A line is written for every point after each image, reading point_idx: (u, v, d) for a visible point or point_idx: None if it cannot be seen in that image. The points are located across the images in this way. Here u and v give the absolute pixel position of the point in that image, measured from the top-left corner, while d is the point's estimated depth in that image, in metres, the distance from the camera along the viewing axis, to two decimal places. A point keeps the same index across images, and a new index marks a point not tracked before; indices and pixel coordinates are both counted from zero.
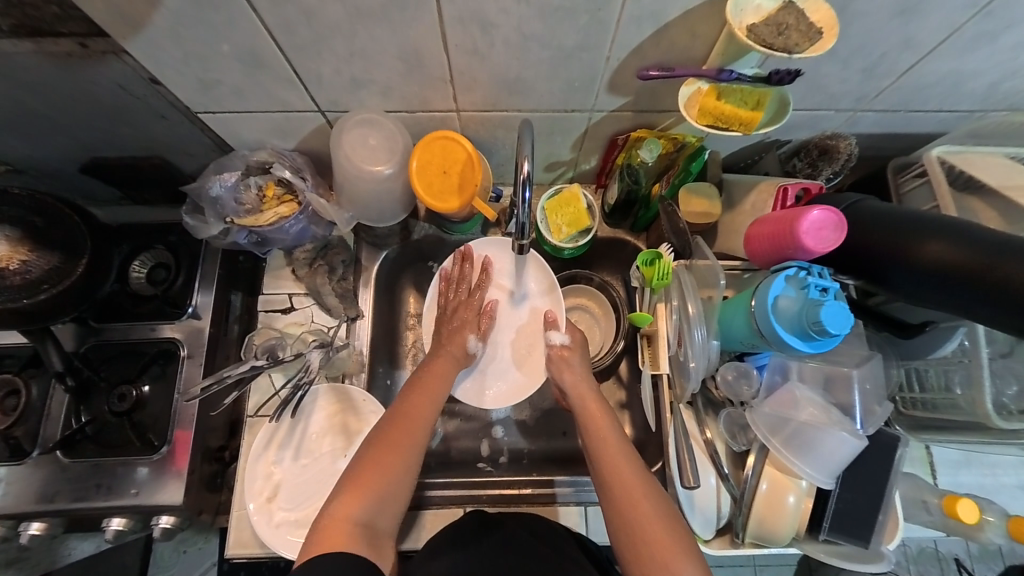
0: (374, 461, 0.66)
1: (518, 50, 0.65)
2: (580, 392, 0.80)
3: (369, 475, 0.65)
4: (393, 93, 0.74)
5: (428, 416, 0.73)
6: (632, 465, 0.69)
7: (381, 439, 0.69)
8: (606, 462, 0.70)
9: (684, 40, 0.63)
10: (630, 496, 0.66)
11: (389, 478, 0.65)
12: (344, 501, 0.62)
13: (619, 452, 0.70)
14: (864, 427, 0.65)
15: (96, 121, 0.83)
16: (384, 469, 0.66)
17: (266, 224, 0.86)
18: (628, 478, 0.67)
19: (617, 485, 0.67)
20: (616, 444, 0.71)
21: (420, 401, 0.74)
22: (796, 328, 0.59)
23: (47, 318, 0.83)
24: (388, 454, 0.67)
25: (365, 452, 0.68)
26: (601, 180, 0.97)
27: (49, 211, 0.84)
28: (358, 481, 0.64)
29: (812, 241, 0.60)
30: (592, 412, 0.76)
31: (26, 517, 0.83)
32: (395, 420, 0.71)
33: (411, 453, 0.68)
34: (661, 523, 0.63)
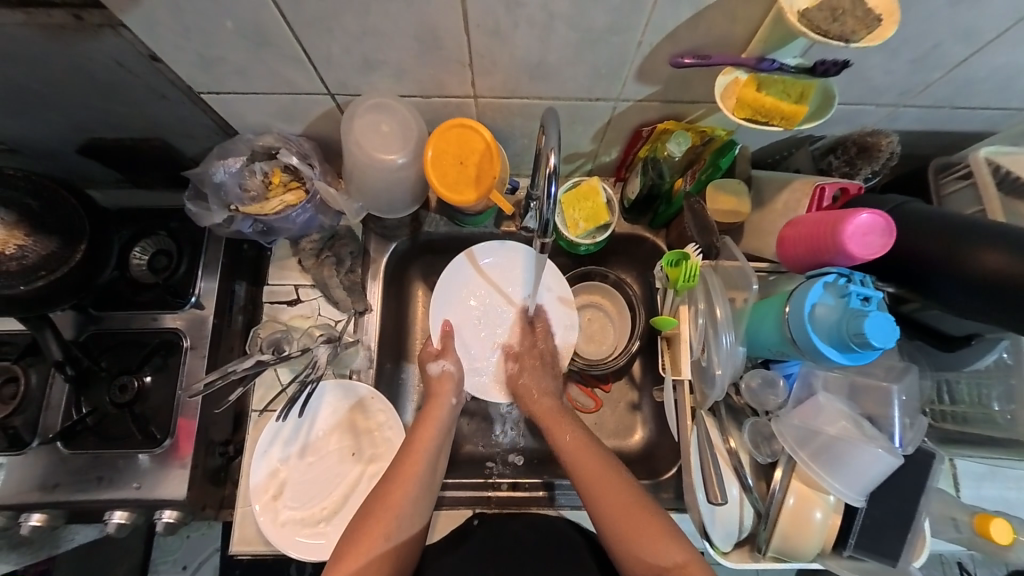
0: (372, 522, 0.69)
1: (543, 31, 0.61)
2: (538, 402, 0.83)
3: (371, 533, 0.68)
4: (406, 75, 0.70)
5: (420, 474, 0.74)
6: (603, 460, 0.73)
7: (379, 496, 0.72)
8: (578, 465, 0.73)
9: (723, 24, 0.59)
10: (597, 488, 0.71)
11: (391, 533, 0.69)
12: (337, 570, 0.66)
13: (584, 448, 0.75)
14: (903, 445, 0.62)
15: (94, 99, 0.79)
16: (376, 536, 0.68)
17: (272, 212, 0.83)
18: (599, 472, 0.72)
19: (591, 483, 0.71)
20: (580, 443, 0.76)
21: (411, 463, 0.75)
22: (834, 338, 0.55)
23: (44, 305, 0.80)
24: (385, 512, 0.70)
25: (365, 509, 0.72)
26: (621, 173, 0.93)
27: (45, 194, 0.81)
28: (354, 546, 0.67)
29: (856, 247, 0.56)
30: (548, 421, 0.80)
31: (25, 507, 0.81)
32: (392, 477, 0.73)
33: (405, 510, 0.71)
34: (636, 508, 0.68)
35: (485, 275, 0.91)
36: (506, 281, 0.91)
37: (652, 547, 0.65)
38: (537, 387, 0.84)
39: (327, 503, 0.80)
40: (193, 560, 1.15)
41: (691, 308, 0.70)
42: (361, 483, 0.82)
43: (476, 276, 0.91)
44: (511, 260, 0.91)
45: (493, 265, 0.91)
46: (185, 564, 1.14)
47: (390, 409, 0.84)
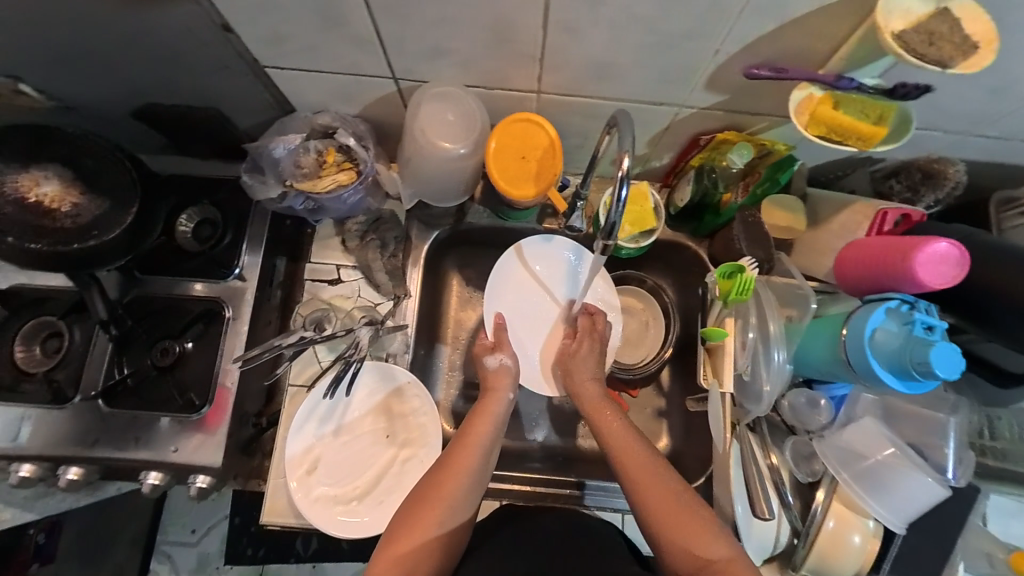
0: (423, 507, 0.66)
1: (622, 31, 0.60)
2: (589, 392, 0.80)
3: (424, 518, 0.65)
4: (474, 65, 0.70)
5: (474, 465, 0.70)
6: (646, 453, 0.69)
7: (431, 481, 0.69)
8: (620, 452, 0.70)
9: (805, 40, 0.58)
10: (640, 482, 0.66)
11: (444, 520, 0.66)
12: (386, 553, 0.62)
13: (627, 440, 0.71)
14: (956, 477, 0.63)
15: (157, 65, 0.79)
16: (428, 522, 0.65)
17: (324, 190, 0.83)
18: (642, 466, 0.68)
19: (632, 473, 0.67)
20: (623, 434, 0.72)
21: (467, 452, 0.71)
22: (894, 364, 0.57)
23: (91, 265, 0.82)
24: (438, 498, 0.67)
25: (419, 493, 0.68)
26: (669, 180, 0.92)
27: (100, 154, 0.82)
28: (406, 529, 0.64)
29: (926, 274, 0.57)
30: (597, 409, 0.77)
31: (65, 460, 0.83)
32: (445, 464, 0.70)
33: (457, 499, 0.67)
34: (681, 504, 0.63)
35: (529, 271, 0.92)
36: (552, 274, 0.92)
37: (694, 542, 0.60)
38: (588, 370, 0.82)
39: (360, 482, 0.82)
40: (200, 525, 1.17)
41: (739, 321, 0.70)
42: (393, 467, 0.84)
43: (523, 271, 0.92)
44: (560, 254, 0.92)
45: (538, 262, 0.92)
46: (193, 528, 1.17)
47: (425, 395, 0.85)
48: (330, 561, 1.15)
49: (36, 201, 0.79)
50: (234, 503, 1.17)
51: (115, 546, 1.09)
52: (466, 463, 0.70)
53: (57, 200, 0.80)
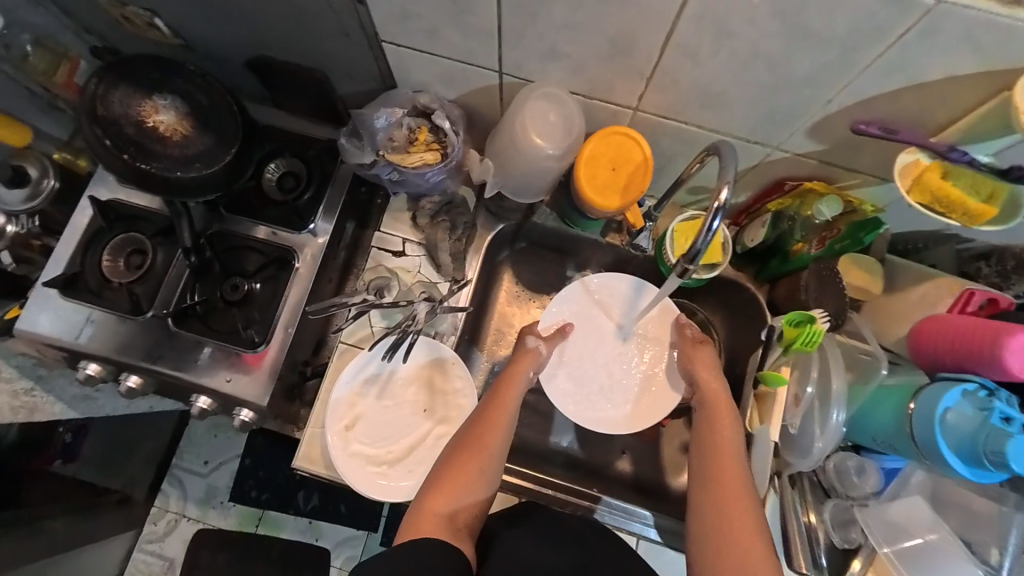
0: (456, 467, 0.71)
1: (740, 65, 0.61)
2: (713, 391, 0.77)
3: (463, 465, 0.71)
4: (583, 73, 0.72)
5: (507, 426, 0.75)
6: (741, 475, 0.66)
7: (461, 445, 0.73)
8: (717, 463, 0.68)
9: (927, 105, 0.58)
10: (724, 503, 0.64)
11: (483, 467, 0.72)
12: (434, 493, 0.69)
13: (733, 456, 0.68)
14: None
15: (283, 22, 0.84)
16: (468, 470, 0.71)
17: (411, 166, 0.87)
18: (734, 491, 0.64)
19: (721, 488, 0.65)
20: (734, 445, 0.69)
21: (500, 412, 0.76)
22: (965, 448, 0.56)
23: (188, 194, 0.88)
24: (470, 461, 0.71)
25: (458, 442, 0.74)
26: (740, 219, 0.92)
27: (217, 95, 0.89)
28: (449, 473, 0.71)
29: (1016, 363, 0.55)
30: (718, 413, 0.73)
31: (130, 368, 0.91)
32: (474, 429, 0.74)
33: (493, 453, 0.73)
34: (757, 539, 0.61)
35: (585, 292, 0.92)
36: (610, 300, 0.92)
37: None
38: (716, 371, 0.80)
39: (393, 448, 0.85)
40: (213, 458, 1.27)
41: (799, 372, 0.70)
42: (426, 441, 0.86)
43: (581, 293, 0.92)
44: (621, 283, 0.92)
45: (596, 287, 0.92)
46: (206, 459, 1.26)
47: (468, 378, 0.88)
48: (327, 522, 1.20)
49: (153, 126, 0.85)
50: (247, 445, 1.26)
51: (133, 460, 1.18)
52: (495, 431, 0.74)
53: (170, 129, 0.86)
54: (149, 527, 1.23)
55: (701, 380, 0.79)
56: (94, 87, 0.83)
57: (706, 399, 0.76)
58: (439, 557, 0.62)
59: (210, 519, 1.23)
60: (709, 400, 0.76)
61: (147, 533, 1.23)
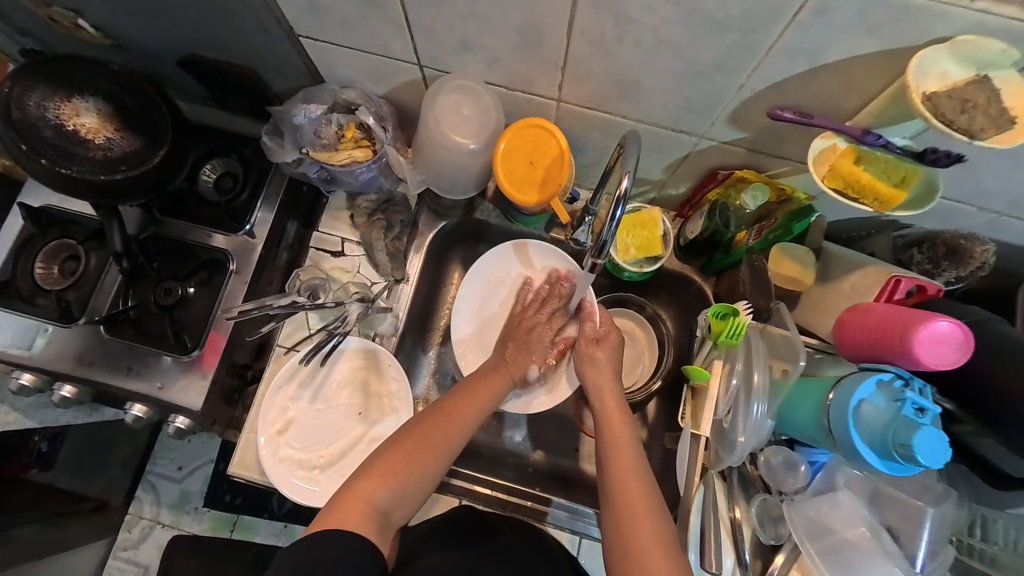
0: (400, 451, 0.67)
1: (648, 52, 0.59)
2: (604, 398, 0.78)
3: (405, 453, 0.67)
4: (498, 64, 0.69)
5: (469, 418, 0.74)
6: (646, 487, 0.66)
7: (413, 431, 0.70)
8: (617, 471, 0.68)
9: (837, 89, 0.56)
10: (631, 516, 0.64)
11: (434, 457, 0.69)
12: (368, 482, 0.64)
13: (632, 466, 0.68)
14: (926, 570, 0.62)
15: (201, 19, 0.81)
16: (412, 458, 0.67)
17: (339, 163, 0.85)
18: (639, 509, 0.64)
19: (623, 501, 0.65)
20: (631, 458, 0.69)
21: (466, 403, 0.75)
22: (877, 442, 0.54)
23: (117, 198, 0.85)
24: (420, 449, 0.68)
25: (405, 429, 0.70)
26: (683, 211, 0.90)
27: (141, 94, 0.86)
28: (388, 460, 0.66)
29: (926, 353, 0.53)
30: (613, 421, 0.74)
31: (61, 377, 0.89)
32: (435, 417, 0.72)
33: (453, 441, 0.71)
34: (664, 553, 0.60)
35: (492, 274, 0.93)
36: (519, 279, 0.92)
37: None
38: (604, 375, 0.80)
39: (325, 452, 0.84)
40: (187, 463, 1.20)
41: (726, 366, 0.68)
42: (361, 443, 0.85)
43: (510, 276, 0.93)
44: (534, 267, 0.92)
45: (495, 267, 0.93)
46: (180, 465, 1.19)
47: (403, 379, 0.86)
48: (302, 525, 1.13)
49: (74, 129, 0.83)
50: (222, 448, 1.20)
51: (109, 464, 1.14)
52: (455, 422, 0.72)
53: (93, 131, 0.84)
54: (123, 534, 1.17)
55: (596, 387, 0.79)
56: (7, 90, 0.80)
57: (601, 406, 0.77)
58: (350, 553, 0.56)
59: (183, 525, 1.16)
60: (603, 410, 0.76)
61: (120, 541, 1.16)
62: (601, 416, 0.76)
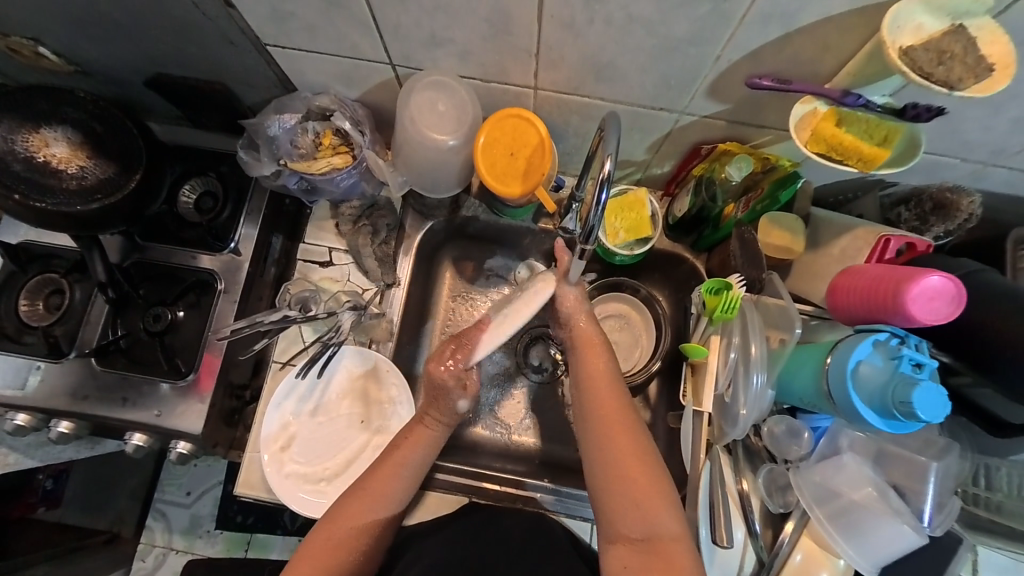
0: (336, 533, 0.65)
1: (621, 31, 0.58)
2: (580, 326, 0.75)
3: (342, 535, 0.65)
4: (471, 57, 0.68)
5: (400, 483, 0.70)
6: (623, 412, 0.67)
7: (347, 508, 0.67)
8: (595, 394, 0.70)
9: (812, 51, 0.56)
10: (607, 436, 0.66)
11: (369, 528, 0.67)
12: (306, 563, 0.63)
13: (606, 386, 0.70)
14: (931, 525, 0.63)
15: (163, 37, 0.79)
16: (348, 538, 0.65)
17: (318, 172, 0.84)
18: (616, 425, 0.66)
19: (605, 428, 0.67)
20: (606, 379, 0.71)
21: (393, 468, 0.70)
22: (877, 402, 0.54)
23: (97, 227, 0.83)
24: (353, 527, 0.66)
25: (341, 505, 0.68)
26: (670, 189, 0.89)
27: (110, 119, 0.84)
28: (327, 541, 0.64)
29: (918, 310, 0.54)
30: (587, 346, 0.74)
31: (56, 414, 0.88)
32: (363, 490, 0.68)
33: (381, 514, 0.68)
34: (642, 463, 0.63)
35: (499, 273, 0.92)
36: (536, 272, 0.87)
37: (649, 510, 0.60)
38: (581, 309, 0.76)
39: (330, 464, 0.83)
40: (196, 487, 1.16)
41: (723, 340, 0.68)
42: (366, 451, 0.85)
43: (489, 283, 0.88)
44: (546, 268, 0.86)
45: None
46: (188, 490, 1.16)
47: (402, 384, 0.85)
48: None
49: (45, 160, 0.81)
50: (229, 470, 1.16)
51: (118, 497, 1.13)
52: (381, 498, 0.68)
53: (65, 161, 0.82)
54: (137, 565, 1.12)
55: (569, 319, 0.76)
56: None
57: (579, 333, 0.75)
58: None
59: (198, 550, 1.13)
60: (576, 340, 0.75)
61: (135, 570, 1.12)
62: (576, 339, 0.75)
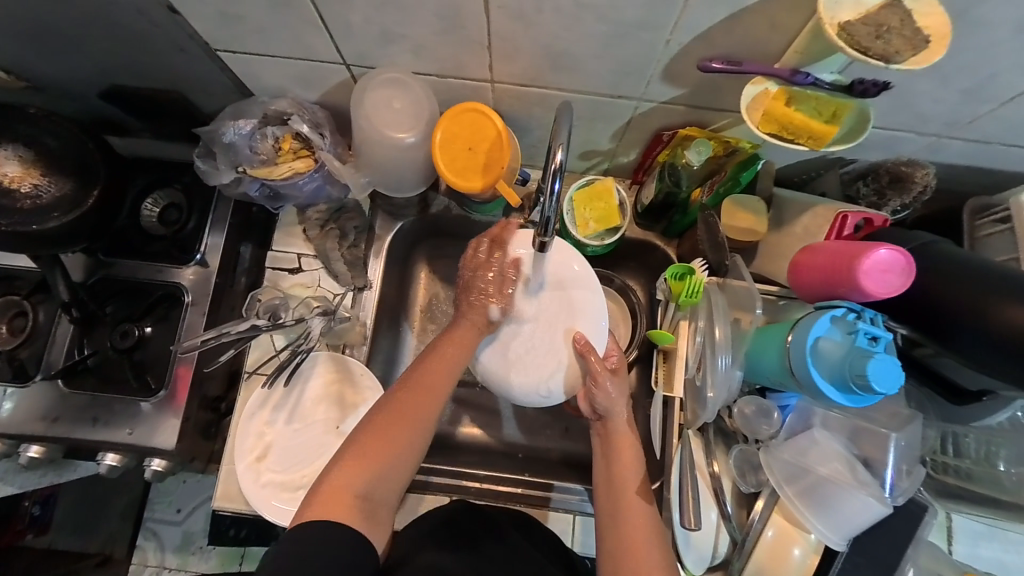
0: (375, 436, 0.61)
1: (570, 19, 0.57)
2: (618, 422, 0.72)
3: (381, 440, 0.61)
4: (425, 52, 0.68)
5: (440, 391, 0.66)
6: (649, 526, 0.64)
7: (387, 407, 0.64)
8: (623, 492, 0.67)
9: (760, 31, 0.56)
10: (630, 554, 0.62)
11: (412, 432, 0.63)
12: (347, 468, 0.59)
13: (633, 492, 0.66)
14: (894, 495, 0.64)
15: (111, 46, 0.77)
16: (391, 439, 0.62)
17: (280, 178, 0.83)
18: (640, 541, 0.63)
19: (628, 538, 0.63)
20: (635, 489, 0.67)
21: (434, 368, 0.67)
22: (837, 376, 0.55)
23: (57, 246, 0.81)
24: (395, 428, 0.62)
25: (380, 408, 0.64)
26: (637, 176, 0.89)
27: (66, 135, 0.82)
28: (368, 442, 0.61)
29: (871, 283, 0.55)
30: (621, 447, 0.70)
31: (27, 438, 0.86)
32: (403, 390, 0.65)
33: (421, 418, 0.64)
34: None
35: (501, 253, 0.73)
36: (555, 283, 0.73)
37: None
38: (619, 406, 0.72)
39: (308, 471, 0.82)
40: (187, 504, 1.14)
41: (690, 324, 0.69)
42: None
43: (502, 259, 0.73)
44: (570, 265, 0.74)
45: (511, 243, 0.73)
46: (179, 507, 1.14)
47: (378, 387, 0.86)
48: None
49: None
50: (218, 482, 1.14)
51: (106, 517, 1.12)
52: (424, 394, 0.65)
53: (18, 179, 0.80)
54: None
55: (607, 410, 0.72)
56: None
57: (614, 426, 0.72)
58: (332, 543, 0.54)
59: (192, 567, 1.12)
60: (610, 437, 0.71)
61: None
62: (610, 434, 0.72)
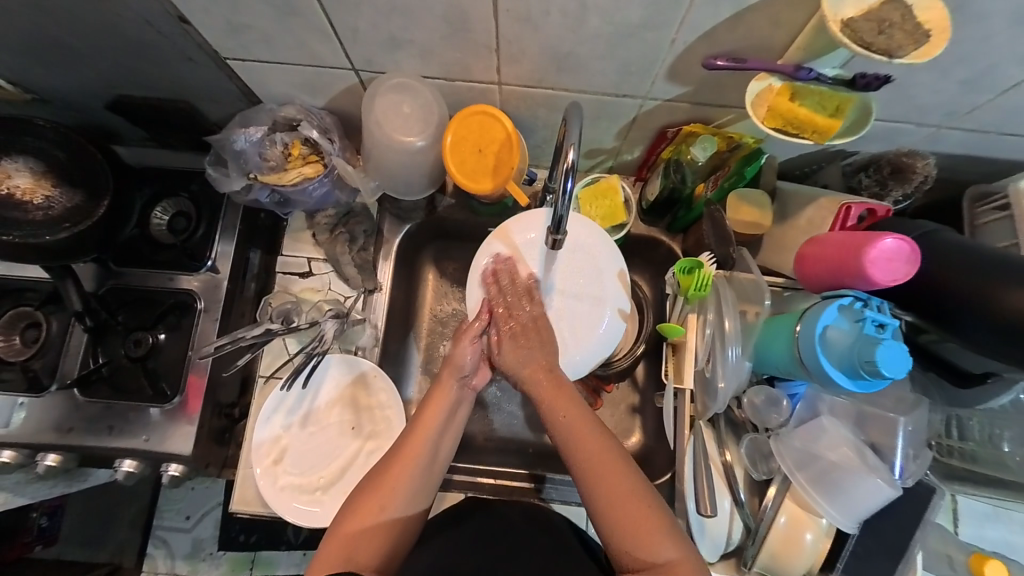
0: (371, 497, 0.66)
1: (575, 21, 0.59)
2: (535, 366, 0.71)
3: (378, 497, 0.66)
4: (432, 56, 0.69)
5: (432, 448, 0.70)
6: (604, 446, 0.63)
7: (384, 467, 0.68)
8: (583, 454, 0.62)
9: (762, 28, 0.57)
10: (592, 475, 0.61)
11: (407, 491, 0.67)
12: (349, 522, 0.64)
13: (583, 423, 0.65)
14: (903, 477, 0.66)
15: (119, 58, 0.78)
16: (390, 493, 0.66)
17: (290, 183, 0.84)
18: (603, 459, 0.62)
19: (585, 462, 0.62)
20: (582, 419, 0.65)
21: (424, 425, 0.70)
22: (846, 363, 0.57)
23: (68, 257, 0.81)
24: (390, 488, 0.66)
25: (377, 470, 0.69)
26: (641, 173, 0.91)
27: (75, 147, 0.82)
28: (368, 500, 0.66)
29: (878, 272, 0.56)
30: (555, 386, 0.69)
31: (43, 447, 0.86)
32: (397, 452, 0.69)
33: (413, 478, 0.67)
34: (637, 499, 0.59)
35: (511, 241, 0.79)
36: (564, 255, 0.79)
37: (651, 542, 0.57)
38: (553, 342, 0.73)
39: (324, 473, 0.83)
40: (195, 511, 1.14)
41: (699, 317, 0.70)
42: (358, 458, 0.85)
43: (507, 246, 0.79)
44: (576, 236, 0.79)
45: (522, 229, 0.79)
46: (188, 514, 1.14)
47: (391, 389, 0.86)
48: None
49: (9, 193, 0.80)
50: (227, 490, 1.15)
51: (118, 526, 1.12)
52: (418, 452, 0.69)
53: (29, 191, 0.81)
54: None
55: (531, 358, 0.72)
56: None
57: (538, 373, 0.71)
58: None
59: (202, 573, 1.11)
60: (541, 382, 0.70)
61: None
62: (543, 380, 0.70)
